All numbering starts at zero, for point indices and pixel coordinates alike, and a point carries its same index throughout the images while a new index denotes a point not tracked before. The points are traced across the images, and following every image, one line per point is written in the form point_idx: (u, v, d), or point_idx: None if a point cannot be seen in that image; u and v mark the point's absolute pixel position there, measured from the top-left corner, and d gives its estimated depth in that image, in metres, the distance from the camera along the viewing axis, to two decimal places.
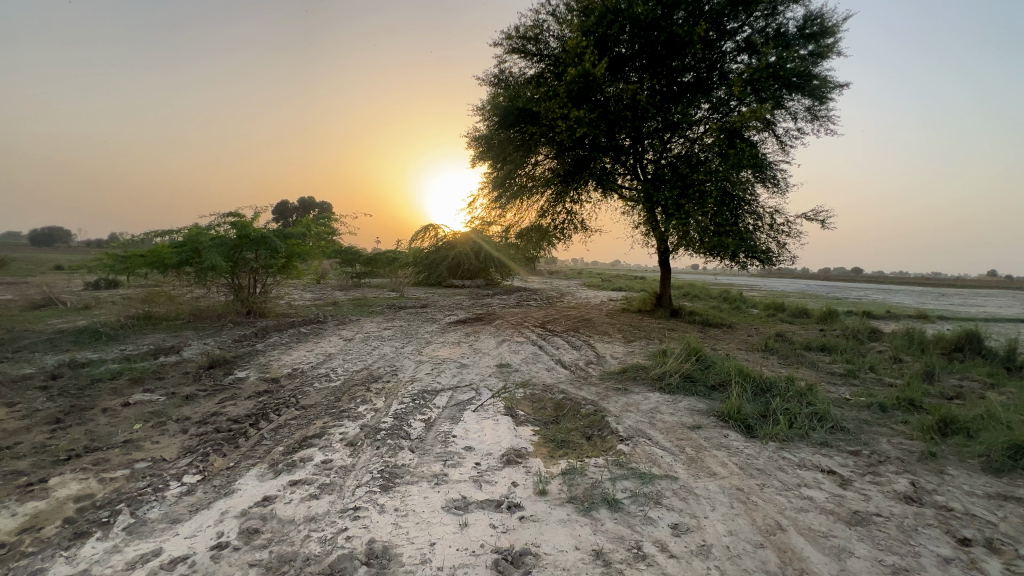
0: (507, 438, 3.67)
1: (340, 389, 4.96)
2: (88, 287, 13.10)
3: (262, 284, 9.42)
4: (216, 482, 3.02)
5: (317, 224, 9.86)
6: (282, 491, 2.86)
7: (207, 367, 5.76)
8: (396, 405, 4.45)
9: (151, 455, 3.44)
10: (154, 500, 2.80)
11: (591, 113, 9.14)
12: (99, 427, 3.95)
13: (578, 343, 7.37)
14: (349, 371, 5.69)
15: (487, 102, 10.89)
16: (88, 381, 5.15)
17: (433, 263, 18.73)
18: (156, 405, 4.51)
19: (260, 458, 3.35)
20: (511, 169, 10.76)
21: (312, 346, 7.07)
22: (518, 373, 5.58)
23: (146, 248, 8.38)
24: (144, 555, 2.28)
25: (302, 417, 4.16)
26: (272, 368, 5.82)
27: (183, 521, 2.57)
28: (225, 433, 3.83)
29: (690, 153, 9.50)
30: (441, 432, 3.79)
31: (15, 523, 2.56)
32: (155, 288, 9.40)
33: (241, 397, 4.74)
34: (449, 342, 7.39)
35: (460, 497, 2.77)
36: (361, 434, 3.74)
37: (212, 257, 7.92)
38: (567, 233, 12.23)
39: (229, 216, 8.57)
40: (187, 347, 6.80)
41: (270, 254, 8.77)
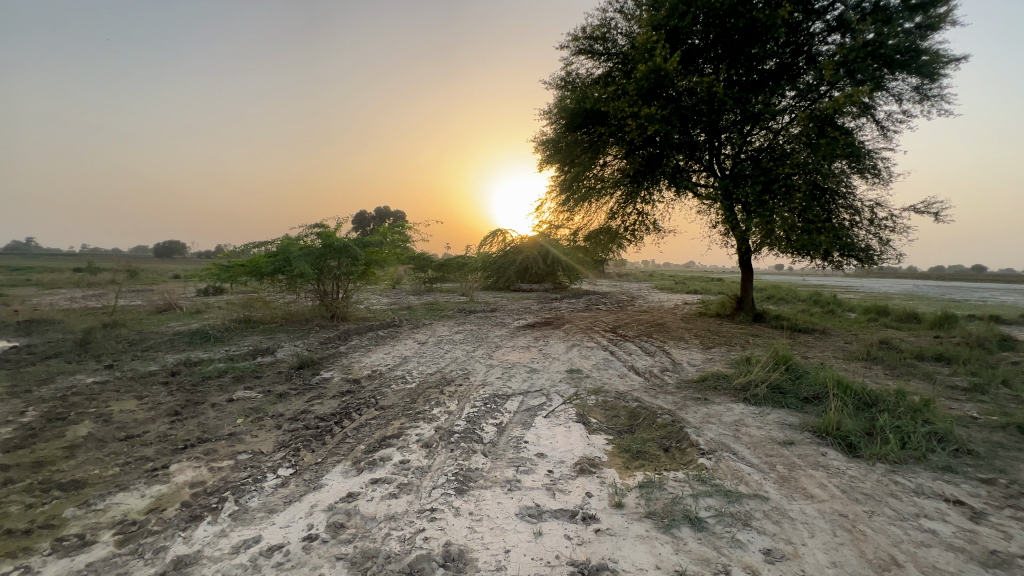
0: (580, 446, 3.60)
1: (416, 391, 5.15)
2: (199, 293, 14.82)
3: (344, 290, 10.09)
4: (306, 476, 3.25)
5: (393, 232, 10.37)
6: (364, 488, 3.01)
7: (298, 368, 6.24)
8: (469, 408, 4.53)
9: (250, 447, 3.77)
10: (254, 490, 3.06)
11: (662, 109, 8.79)
12: (209, 420, 4.40)
13: (652, 348, 7.09)
14: (424, 374, 5.89)
15: (554, 105, 10.83)
16: (199, 378, 5.78)
17: (501, 267, 19.00)
18: (255, 401, 4.95)
19: (344, 455, 3.55)
20: (578, 171, 10.60)
21: (390, 348, 7.43)
22: (588, 379, 5.47)
23: (246, 258, 9.29)
24: (246, 541, 2.49)
25: (381, 417, 4.36)
26: (355, 369, 6.18)
27: (278, 512, 2.78)
28: (313, 430, 4.11)
29: (773, 146, 8.79)
30: (513, 437, 3.80)
31: (144, 503, 2.91)
32: (254, 295, 10.39)
33: (326, 396, 5.07)
34: (519, 347, 7.42)
35: (534, 505, 2.74)
36: (436, 436, 3.84)
37: (302, 266, 8.61)
38: (638, 235, 11.86)
39: (315, 227, 9.26)
40: (281, 348, 7.43)
41: (351, 262, 9.39)
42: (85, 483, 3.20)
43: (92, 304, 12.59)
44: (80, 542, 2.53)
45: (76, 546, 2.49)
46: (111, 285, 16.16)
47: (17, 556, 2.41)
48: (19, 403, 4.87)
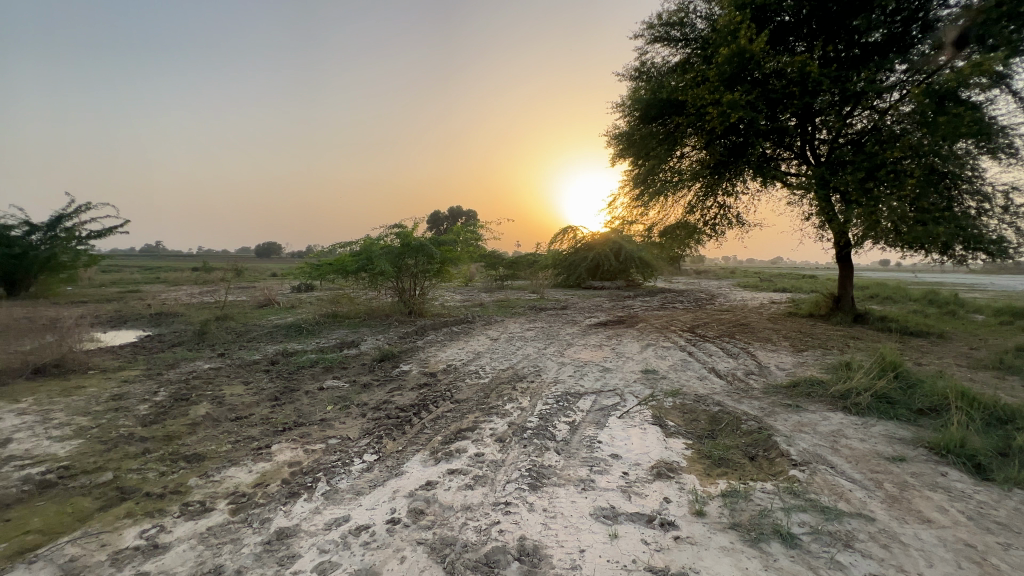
0: (657, 449, 3.48)
1: (489, 386, 5.25)
2: (293, 290, 16.23)
3: (421, 287, 10.54)
4: (389, 462, 3.44)
5: (466, 231, 10.67)
6: (442, 478, 3.13)
7: (380, 360, 6.63)
8: (541, 405, 4.55)
9: (339, 433, 4.07)
10: (343, 473, 3.29)
11: (747, 94, 8.21)
12: (303, 406, 4.82)
13: (735, 350, 6.67)
14: (496, 369, 6.00)
15: (628, 97, 10.52)
16: (294, 367, 6.33)
17: (572, 264, 18.87)
18: (342, 390, 5.34)
19: (423, 445, 3.71)
20: (654, 164, 10.22)
21: (464, 344, 7.65)
22: (664, 381, 5.27)
23: (334, 258, 10.02)
24: (337, 520, 2.69)
25: (457, 410, 4.50)
26: (431, 363, 6.45)
27: (365, 495, 2.97)
28: (394, 420, 4.34)
29: (879, 127, 7.89)
30: (586, 436, 3.76)
31: (252, 478, 3.25)
32: (341, 292, 11.19)
33: (406, 388, 5.34)
34: (591, 345, 7.32)
35: (609, 507, 2.69)
36: (509, 431, 3.90)
37: (382, 264, 9.12)
38: (719, 229, 11.20)
39: (394, 227, 9.76)
40: (364, 342, 7.93)
41: (427, 260, 9.78)
42: (204, 456, 3.64)
43: (208, 299, 14.27)
44: (202, 508, 2.88)
45: (199, 512, 2.83)
46: (223, 283, 18.20)
47: (154, 517, 2.80)
48: (153, 384, 5.64)
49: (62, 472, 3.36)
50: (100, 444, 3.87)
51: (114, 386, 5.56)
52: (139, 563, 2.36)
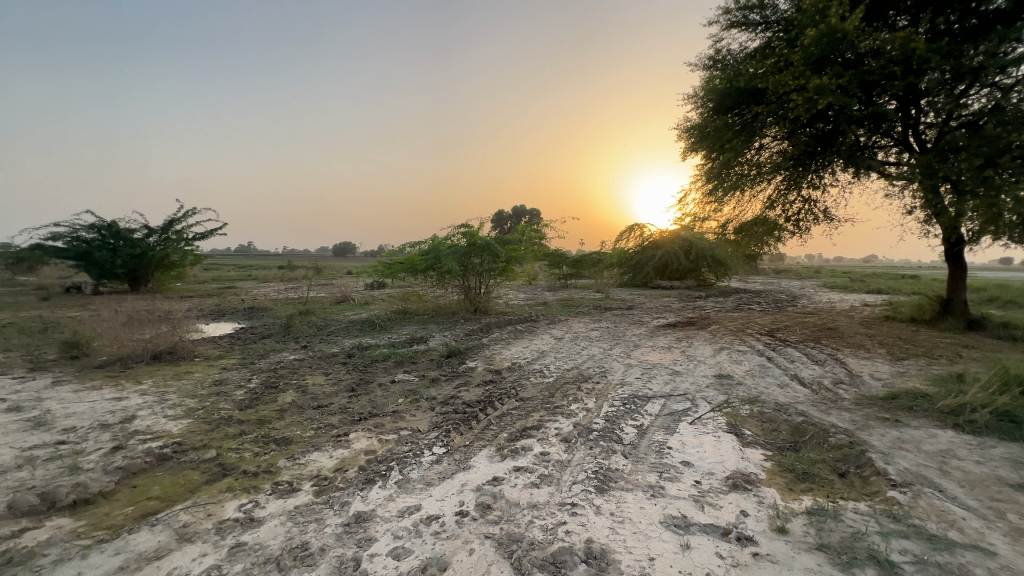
0: (732, 459, 3.29)
1: (553, 385, 5.25)
2: (367, 287, 17.18)
3: (486, 285, 10.73)
4: (457, 456, 3.55)
5: (530, 230, 10.72)
6: (508, 475, 3.18)
7: (447, 356, 6.85)
8: (607, 407, 4.47)
9: (410, 425, 4.25)
10: (414, 463, 3.44)
11: (838, 78, 7.52)
12: (378, 397, 5.09)
13: (821, 356, 6.15)
14: (561, 369, 5.97)
15: (701, 87, 10.02)
16: (369, 360, 6.71)
17: (639, 263, 18.36)
18: (413, 384, 5.58)
19: (489, 441, 3.79)
20: (730, 157, 9.65)
21: (528, 342, 7.70)
22: (740, 386, 4.97)
23: (404, 257, 10.48)
24: (409, 508, 2.82)
25: (522, 408, 4.54)
26: (496, 360, 6.56)
27: (435, 486, 3.09)
28: (461, 415, 4.46)
29: (1002, 107, 6.91)
30: (655, 440, 3.65)
31: (333, 463, 3.48)
32: (411, 289, 11.68)
33: (472, 384, 5.47)
34: (659, 347, 7.08)
35: (680, 516, 2.59)
36: (574, 431, 3.87)
37: (449, 263, 9.41)
38: (803, 225, 10.37)
39: (461, 227, 10.03)
40: (432, 338, 8.24)
41: (493, 259, 9.95)
42: (291, 440, 3.95)
43: (293, 295, 15.50)
44: (290, 488, 3.14)
45: (287, 491, 3.08)
46: (305, 280, 19.67)
47: (250, 493, 3.08)
48: (248, 372, 6.23)
49: (176, 447, 3.81)
50: (205, 424, 4.34)
51: (216, 373, 6.20)
52: (238, 534, 2.62)
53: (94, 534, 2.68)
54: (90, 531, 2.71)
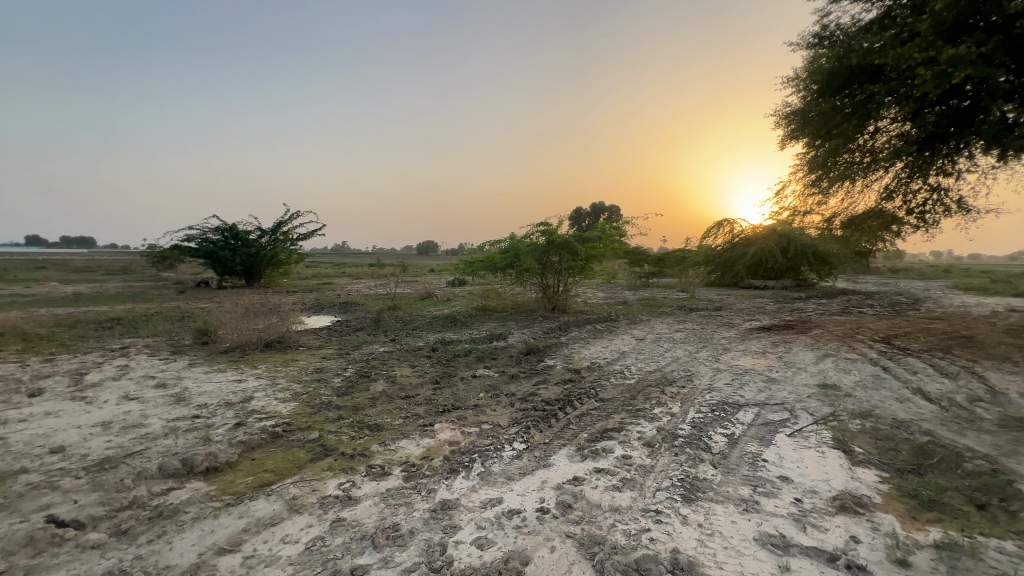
0: (839, 478, 2.99)
1: (635, 387, 5.10)
2: (448, 284, 17.88)
3: (564, 284, 10.68)
4: (537, 453, 3.58)
5: (610, 227, 10.49)
6: (589, 475, 3.14)
7: (526, 353, 6.92)
8: (693, 413, 4.25)
9: (491, 419, 4.36)
10: (495, 457, 3.53)
11: (979, 46, 6.48)
12: (460, 391, 5.28)
13: (953, 369, 5.34)
14: (643, 371, 5.78)
15: (804, 68, 9.16)
16: (451, 355, 6.98)
17: (728, 262, 17.22)
18: (493, 379, 5.72)
19: (569, 440, 3.77)
20: (838, 143, 8.70)
21: (608, 342, 7.55)
22: (849, 399, 4.47)
23: (484, 255, 10.75)
24: (492, 500, 2.89)
25: (602, 409, 4.47)
26: (576, 359, 6.50)
27: (516, 480, 3.14)
28: (541, 412, 4.49)
29: None
30: (748, 451, 3.41)
31: (419, 452, 3.67)
32: (490, 286, 11.96)
33: (551, 382, 5.49)
34: (751, 351, 6.59)
35: (778, 535, 2.40)
36: (658, 436, 3.74)
37: (529, 261, 9.51)
38: (930, 218, 9.08)
39: (540, 225, 10.08)
40: (511, 335, 8.37)
41: (572, 256, 9.89)
42: (383, 427, 4.23)
43: (382, 291, 16.58)
44: (382, 471, 3.37)
45: (379, 475, 3.31)
46: (392, 277, 20.91)
47: (348, 473, 3.35)
48: (344, 362, 6.78)
49: (286, 426, 4.25)
50: (309, 407, 4.79)
51: (317, 361, 6.82)
52: (337, 510, 2.86)
53: (223, 498, 3.07)
54: (220, 494, 3.12)
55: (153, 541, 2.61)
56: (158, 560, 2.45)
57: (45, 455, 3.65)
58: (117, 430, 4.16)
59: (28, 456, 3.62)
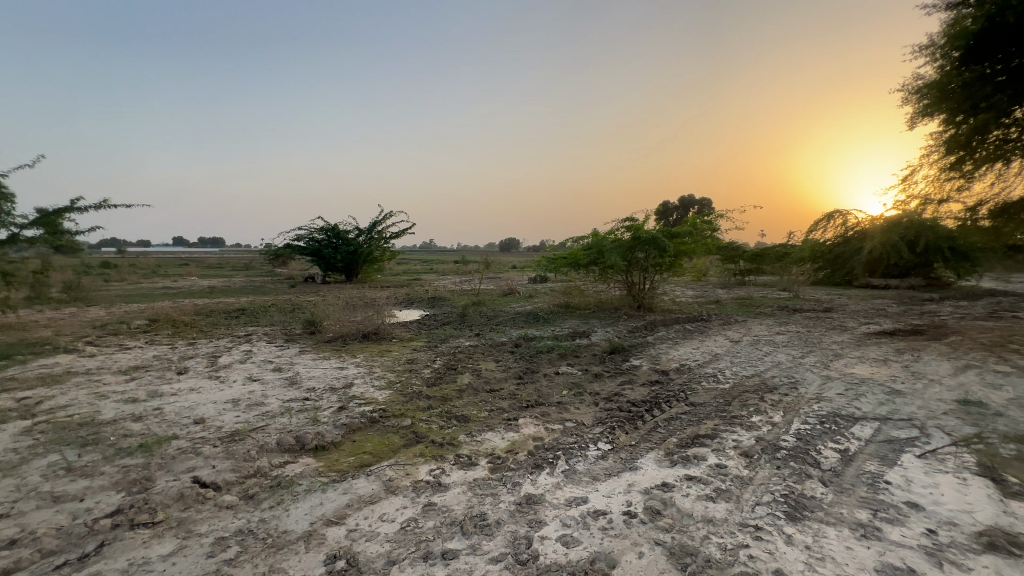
0: (985, 510, 2.56)
1: (729, 393, 4.77)
2: (530, 281, 18.02)
3: (650, 281, 10.28)
4: (623, 454, 3.49)
5: (701, 221, 9.89)
6: (679, 482, 3.00)
7: (610, 352, 6.77)
8: (798, 423, 3.88)
9: (575, 417, 4.33)
10: (580, 456, 3.50)
11: None
12: (544, 387, 5.31)
13: None
14: (738, 375, 5.38)
15: (942, 33, 7.91)
16: (535, 351, 7.04)
17: (840, 257, 15.50)
18: (576, 377, 5.68)
19: (657, 444, 3.63)
20: (988, 119, 7.41)
21: (698, 344, 7.14)
22: (1000, 419, 3.80)
23: (567, 251, 10.69)
24: (577, 499, 2.87)
25: (693, 414, 4.24)
26: (663, 360, 6.23)
27: (601, 481, 3.09)
28: (626, 413, 4.37)
29: None
30: (866, 471, 3.04)
31: (505, 445, 3.75)
32: (573, 284, 11.86)
33: (637, 383, 5.32)
34: (870, 359, 5.85)
35: (905, 568, 2.12)
36: (757, 446, 3.47)
37: (613, 257, 9.30)
38: None
39: (625, 220, 9.80)
40: (595, 333, 8.24)
41: (659, 252, 9.50)
42: (469, 418, 4.39)
43: (467, 287, 17.17)
44: (469, 461, 3.49)
45: (467, 464, 3.44)
46: (476, 273, 21.52)
47: (438, 460, 3.53)
48: (433, 354, 7.13)
49: (382, 413, 4.57)
50: (402, 395, 5.11)
51: (409, 353, 7.24)
52: (429, 495, 3.02)
53: (329, 474, 3.39)
54: (327, 471, 3.45)
55: (274, 508, 2.95)
56: (278, 525, 2.76)
57: (190, 424, 4.28)
58: (244, 406, 4.76)
59: (178, 424, 4.27)
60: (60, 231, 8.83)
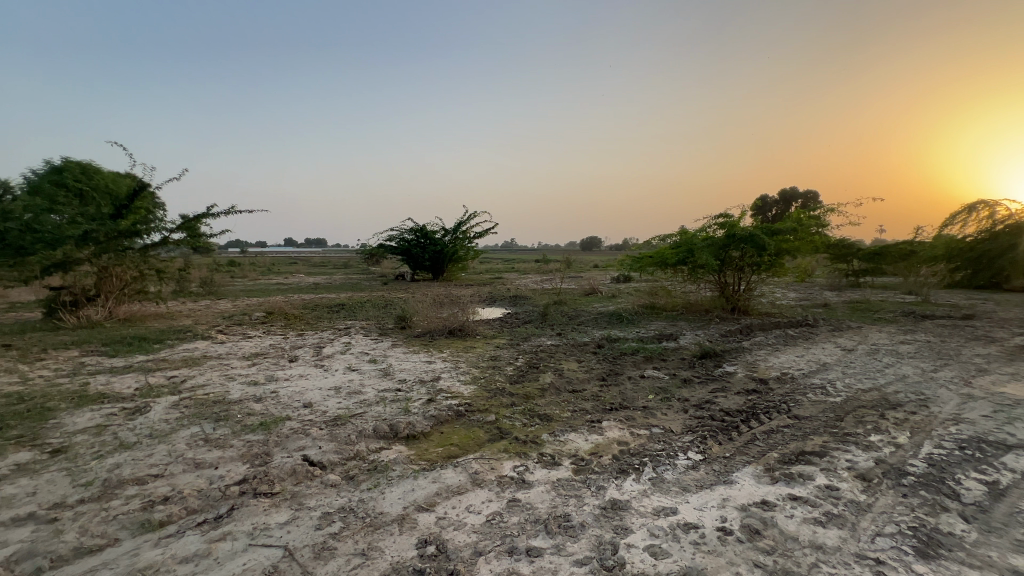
0: None
1: (841, 407, 4.28)
2: (613, 280, 17.61)
3: (746, 282, 9.55)
4: (716, 466, 3.29)
5: (808, 217, 8.99)
6: (782, 502, 2.76)
7: (700, 356, 6.40)
8: (930, 447, 3.38)
9: (662, 423, 4.16)
10: (668, 464, 3.35)
11: None
12: (628, 390, 5.16)
13: None
14: (852, 388, 4.81)
15: None
16: (619, 352, 6.86)
17: (985, 257, 13.20)
18: (663, 381, 5.44)
19: (755, 458, 3.37)
20: None
21: (803, 351, 6.50)
22: None
23: (654, 250, 10.29)
24: (665, 509, 2.76)
25: (797, 428, 3.87)
26: (761, 368, 5.76)
27: (691, 492, 2.94)
28: (719, 422, 4.10)
29: None
30: (1022, 510, 2.57)
31: (588, 447, 3.70)
32: (659, 284, 11.39)
33: (731, 391, 4.97)
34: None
35: None
36: (877, 470, 3.08)
37: (704, 255, 8.78)
38: None
39: (718, 217, 9.21)
40: (683, 336, 7.85)
41: (757, 251, 8.79)
42: (552, 418, 4.40)
43: (548, 286, 17.20)
44: (553, 460, 3.50)
45: (550, 463, 3.45)
46: (557, 272, 21.40)
47: (521, 457, 3.58)
48: (516, 352, 7.23)
49: (468, 407, 4.73)
50: (486, 391, 5.25)
51: (492, 350, 7.40)
52: (513, 490, 3.07)
53: (419, 462, 3.58)
54: (418, 459, 3.64)
55: (371, 490, 3.18)
56: (374, 506, 2.97)
57: (300, 407, 4.76)
58: (345, 394, 5.19)
59: (291, 407, 4.77)
60: (199, 234, 10.25)
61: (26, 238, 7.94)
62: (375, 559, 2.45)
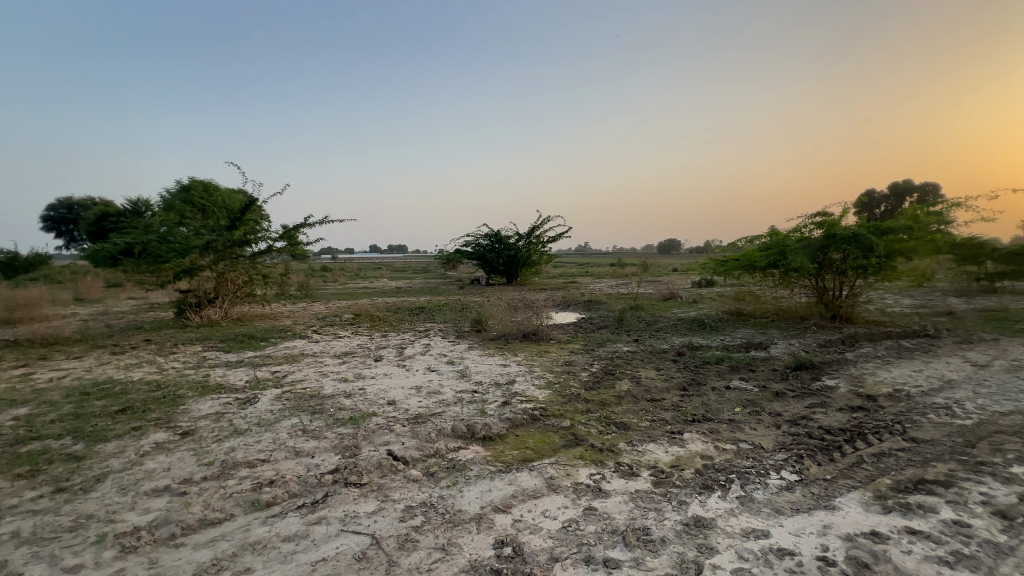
0: None
1: (972, 432, 3.71)
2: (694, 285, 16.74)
3: (850, 286, 8.63)
4: (815, 489, 3.00)
5: (927, 213, 7.92)
6: (896, 534, 2.45)
7: (795, 368, 5.87)
8: None
9: (750, 439, 3.87)
10: (759, 483, 3.11)
11: None
12: (712, 401, 4.87)
13: None
14: (987, 411, 4.15)
15: None
16: (701, 361, 6.51)
17: None
18: (751, 393, 5.07)
19: (862, 483, 3.03)
20: None
21: (921, 365, 5.73)
22: None
23: (740, 253, 9.65)
24: (756, 531, 2.57)
25: (915, 452, 3.42)
26: (868, 383, 5.16)
27: (786, 515, 2.71)
28: (818, 441, 3.74)
29: None
30: None
31: (669, 459, 3.55)
32: (747, 288, 10.65)
33: (831, 407, 4.51)
34: None
35: None
36: (1020, 507, 2.64)
37: (799, 258, 8.05)
38: None
39: (816, 216, 8.40)
40: (774, 345, 7.27)
41: (862, 252, 7.91)
42: (629, 426, 4.28)
43: (624, 290, 16.75)
44: (630, 470, 3.40)
45: (628, 473, 3.35)
46: (633, 277, 20.76)
47: (597, 465, 3.51)
48: (590, 358, 7.12)
49: (542, 411, 4.74)
50: (561, 396, 5.22)
51: (567, 355, 7.35)
52: (590, 498, 3.02)
53: (496, 464, 3.64)
54: (494, 460, 3.71)
55: (450, 488, 3.30)
56: (453, 504, 3.08)
57: (385, 404, 5.06)
58: (425, 393, 5.42)
59: (377, 404, 5.08)
60: (297, 242, 11.28)
61: (163, 248, 9.23)
62: (455, 555, 2.53)
